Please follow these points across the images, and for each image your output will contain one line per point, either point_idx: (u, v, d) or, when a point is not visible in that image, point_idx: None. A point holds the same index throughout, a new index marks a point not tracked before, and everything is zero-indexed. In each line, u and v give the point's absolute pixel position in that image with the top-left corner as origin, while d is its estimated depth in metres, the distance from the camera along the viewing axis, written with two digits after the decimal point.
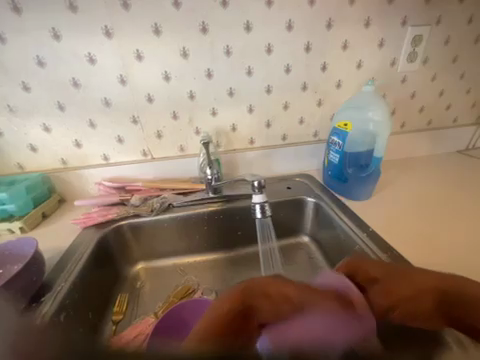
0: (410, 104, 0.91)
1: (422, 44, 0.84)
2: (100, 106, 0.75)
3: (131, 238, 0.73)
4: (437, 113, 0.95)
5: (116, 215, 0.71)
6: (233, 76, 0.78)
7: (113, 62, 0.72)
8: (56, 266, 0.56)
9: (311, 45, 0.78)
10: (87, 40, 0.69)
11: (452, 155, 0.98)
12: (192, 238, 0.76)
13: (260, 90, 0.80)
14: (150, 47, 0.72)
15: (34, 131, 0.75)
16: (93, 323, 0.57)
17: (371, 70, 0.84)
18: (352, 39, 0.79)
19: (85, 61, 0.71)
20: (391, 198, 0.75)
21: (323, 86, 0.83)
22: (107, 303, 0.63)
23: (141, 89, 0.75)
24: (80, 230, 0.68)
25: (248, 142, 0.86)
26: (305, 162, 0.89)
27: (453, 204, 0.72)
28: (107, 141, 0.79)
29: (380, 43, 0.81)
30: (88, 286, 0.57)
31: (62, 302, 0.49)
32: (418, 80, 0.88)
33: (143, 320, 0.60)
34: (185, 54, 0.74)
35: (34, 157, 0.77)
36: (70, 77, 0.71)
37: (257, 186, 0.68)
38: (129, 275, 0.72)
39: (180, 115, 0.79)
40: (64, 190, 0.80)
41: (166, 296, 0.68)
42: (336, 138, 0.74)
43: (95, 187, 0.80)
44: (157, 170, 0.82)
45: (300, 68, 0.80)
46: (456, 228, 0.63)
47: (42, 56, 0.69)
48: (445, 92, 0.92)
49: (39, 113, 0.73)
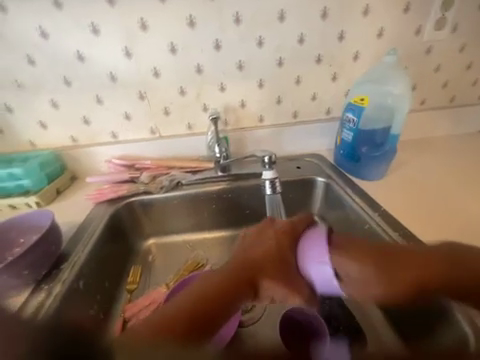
0: (433, 79, 0.84)
1: (452, 9, 0.76)
2: (106, 81, 0.73)
3: (142, 215, 0.74)
4: (462, 89, 0.88)
5: (127, 192, 0.72)
6: (242, 47, 0.73)
7: (118, 32, 0.68)
8: (73, 238, 0.59)
9: (328, 11, 0.72)
10: (89, 9, 0.66)
11: (474, 134, 0.92)
12: (201, 216, 0.78)
13: (271, 63, 0.76)
14: (155, 16, 0.68)
15: (42, 107, 0.75)
16: (109, 291, 0.61)
17: (393, 40, 0.77)
18: (374, 4, 0.72)
19: (89, 31, 0.68)
20: (405, 179, 0.73)
21: (339, 58, 0.77)
22: (121, 273, 0.67)
23: (147, 62, 0.72)
24: (93, 206, 0.70)
25: (257, 120, 0.83)
26: (316, 142, 0.86)
27: (470, 185, 0.69)
28: (115, 118, 0.78)
29: (405, 8, 0.74)
30: (103, 257, 0.60)
31: (80, 271, 0.52)
32: (444, 50, 0.81)
33: (156, 289, 0.63)
34: (192, 23, 0.69)
35: (44, 134, 0.78)
36: (74, 50, 0.69)
37: (267, 162, 0.68)
38: (141, 249, 0.75)
39: (187, 91, 0.77)
40: (75, 167, 0.81)
41: (176, 270, 0.71)
42: (350, 114, 0.70)
43: (105, 165, 0.81)
44: (165, 148, 0.82)
45: (315, 37, 0.74)
46: (472, 209, 0.61)
47: (45, 27, 0.66)
48: (473, 65, 0.84)
49: (47, 88, 0.73)
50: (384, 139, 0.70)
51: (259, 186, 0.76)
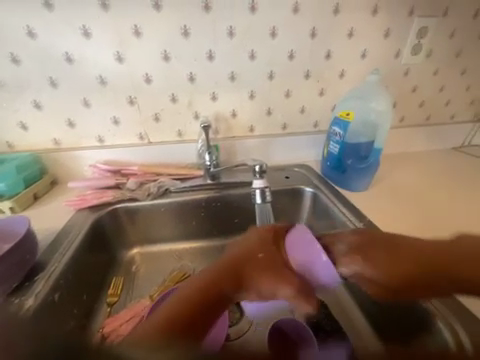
0: (410, 98, 0.91)
1: (426, 37, 0.83)
2: (95, 84, 0.72)
3: (126, 223, 0.72)
4: (436, 109, 0.95)
5: (112, 198, 0.69)
6: (235, 59, 0.75)
7: (110, 37, 0.68)
8: (50, 246, 0.55)
9: (316, 30, 0.76)
10: (82, 13, 0.65)
11: (447, 150, 0.99)
12: (188, 224, 0.76)
13: (262, 76, 0.78)
14: (149, 23, 0.68)
15: (24, 107, 0.71)
16: (87, 305, 0.57)
17: (375, 61, 0.83)
18: (358, 27, 0.77)
19: (80, 34, 0.67)
20: (387, 191, 0.76)
21: (326, 75, 0.81)
22: (101, 285, 0.63)
23: (139, 68, 0.72)
24: (74, 213, 0.67)
25: (247, 130, 0.84)
26: (304, 152, 0.89)
27: (445, 197, 0.74)
28: (102, 122, 0.76)
29: (385, 33, 0.80)
30: (82, 267, 0.56)
31: (56, 282, 0.49)
32: (420, 73, 0.88)
33: (138, 302, 0.60)
34: (186, 33, 0.70)
35: (24, 135, 0.74)
36: (63, 51, 0.67)
37: (258, 171, 0.69)
38: (124, 259, 0.72)
39: (178, 98, 0.77)
40: (56, 171, 0.78)
41: (161, 281, 0.68)
42: (336, 128, 0.74)
43: (89, 170, 0.78)
44: (154, 155, 0.80)
45: (304, 54, 0.78)
46: (449, 220, 0.64)
47: (33, 26, 0.65)
48: (445, 88, 0.92)
49: (30, 88, 0.70)
50: (368, 152, 0.73)
51: (249, 195, 0.76)
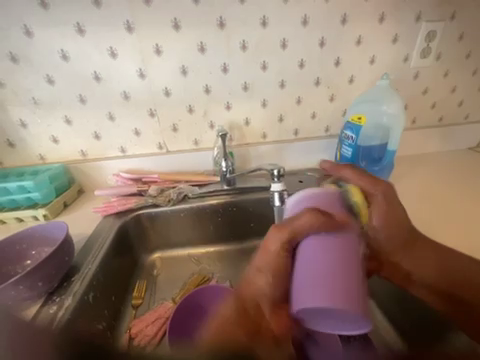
0: (422, 100, 0.92)
1: (435, 40, 0.84)
2: (120, 99, 0.77)
3: (149, 228, 0.75)
4: (449, 110, 0.95)
5: (135, 205, 0.73)
6: (248, 71, 0.79)
7: (133, 56, 0.74)
8: (82, 249, 0.60)
9: (325, 40, 0.79)
10: (109, 36, 0.71)
11: (463, 151, 0.99)
12: (206, 229, 0.78)
13: (274, 86, 0.82)
14: (169, 42, 0.74)
15: (56, 123, 0.78)
16: (115, 307, 0.60)
17: (384, 66, 0.85)
18: (366, 35, 0.80)
19: (107, 55, 0.73)
20: (402, 192, 0.77)
21: (336, 81, 0.84)
22: (127, 288, 0.66)
23: (159, 83, 0.77)
24: (101, 219, 0.71)
25: (260, 136, 0.87)
26: (316, 157, 0.91)
27: (462, 198, 0.73)
28: (125, 133, 0.81)
29: (393, 39, 0.82)
30: (111, 270, 0.60)
31: (90, 282, 0.52)
32: (430, 75, 0.89)
33: (162, 304, 0.63)
34: (203, 49, 0.75)
35: (55, 148, 0.80)
36: (91, 71, 0.74)
37: (276, 175, 0.71)
38: (146, 264, 0.75)
39: (195, 109, 0.81)
40: (83, 181, 0.83)
41: (182, 284, 0.71)
42: (349, 132, 0.75)
43: (112, 179, 0.83)
44: (172, 163, 0.85)
45: (314, 63, 0.81)
46: (468, 221, 0.64)
47: (66, 50, 0.71)
48: (457, 89, 0.92)
49: (62, 105, 0.76)
50: (381, 154, 0.74)
51: (265, 199, 0.78)
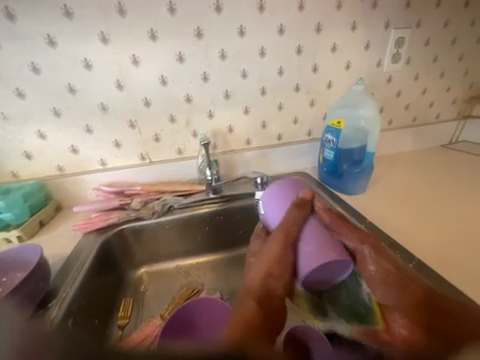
0: (396, 102, 0.96)
1: (404, 46, 0.89)
2: (97, 111, 0.75)
3: (133, 242, 0.72)
4: (421, 110, 1.00)
5: (117, 219, 0.71)
6: (229, 79, 0.80)
7: (110, 67, 0.72)
8: (60, 271, 0.56)
9: (302, 47, 0.81)
10: (83, 47, 0.69)
11: (436, 148, 1.04)
12: (194, 239, 0.77)
13: (255, 92, 0.83)
14: (146, 53, 0.73)
15: (29, 138, 0.74)
16: (99, 330, 0.56)
17: (359, 71, 0.88)
18: (340, 42, 0.83)
19: (82, 67, 0.71)
20: (384, 191, 0.79)
21: (315, 86, 0.86)
22: (111, 308, 0.63)
23: (138, 93, 0.76)
24: (81, 236, 0.68)
25: (244, 143, 0.88)
26: (301, 160, 0.92)
27: (439, 194, 0.77)
28: (105, 146, 0.78)
29: (366, 45, 0.86)
30: (93, 291, 0.57)
31: (69, 307, 0.49)
32: (402, 79, 0.93)
33: (150, 322, 0.60)
34: (181, 59, 0.75)
35: (29, 164, 0.76)
36: (65, 83, 0.71)
37: (260, 183, 0.75)
38: (132, 280, 0.72)
39: (177, 118, 0.80)
40: (62, 197, 0.79)
41: (171, 298, 0.68)
42: (330, 136, 0.77)
43: (93, 193, 0.80)
44: (156, 173, 0.83)
45: (293, 69, 0.83)
46: (445, 216, 0.67)
47: (37, 62, 0.68)
48: (428, 90, 0.98)
49: (34, 119, 0.73)
50: (361, 156, 0.77)
51: (252, 206, 0.78)
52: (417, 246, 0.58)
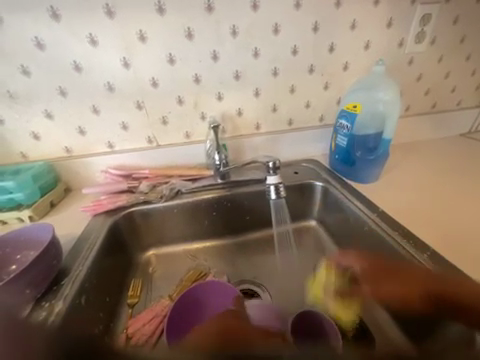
0: (416, 87, 0.91)
1: (430, 24, 0.82)
2: (104, 91, 0.73)
3: (142, 225, 0.73)
4: (442, 96, 0.94)
5: (126, 202, 0.71)
6: (240, 59, 0.76)
7: (116, 45, 0.69)
8: (72, 251, 0.57)
9: (319, 25, 0.76)
10: (88, 21, 0.66)
11: (455, 137, 0.99)
12: (201, 224, 0.77)
13: (267, 74, 0.79)
14: (153, 28, 0.69)
15: (36, 118, 0.73)
16: (110, 308, 0.58)
17: (379, 52, 0.82)
18: (361, 20, 0.77)
19: (87, 43, 0.68)
20: (397, 181, 0.76)
21: (331, 68, 0.82)
22: (121, 288, 0.64)
23: (145, 73, 0.73)
24: (91, 218, 0.68)
25: (254, 127, 0.85)
26: (311, 147, 0.89)
27: (456, 184, 0.73)
28: (112, 128, 0.77)
29: (388, 23, 0.79)
30: (103, 270, 0.58)
31: (81, 285, 0.50)
32: (424, 61, 0.87)
33: (158, 302, 0.62)
34: (190, 35, 0.71)
35: (37, 145, 0.75)
36: (70, 60, 0.69)
37: (271, 168, 0.68)
38: (141, 261, 0.73)
39: (185, 100, 0.77)
40: (70, 178, 0.79)
41: (179, 280, 0.70)
42: (344, 121, 0.74)
43: (101, 175, 0.80)
44: (164, 157, 0.82)
45: (307, 49, 0.78)
46: (463, 208, 0.64)
47: (41, 37, 0.66)
48: (451, 74, 0.91)
49: (41, 98, 0.71)
50: (377, 143, 0.73)
51: (260, 192, 0.77)
52: (430, 235, 0.56)
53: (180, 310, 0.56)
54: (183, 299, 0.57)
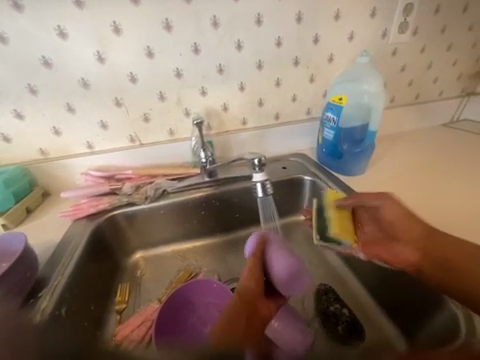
0: (400, 78, 0.91)
1: (413, 14, 0.82)
2: (78, 88, 0.68)
3: (127, 228, 0.70)
4: (425, 87, 0.96)
5: (108, 205, 0.67)
6: (222, 51, 0.73)
7: (88, 38, 0.64)
8: (51, 259, 0.54)
9: (303, 15, 0.74)
10: (56, 12, 0.61)
11: (438, 127, 1.01)
12: (190, 223, 0.75)
13: (251, 67, 0.77)
14: (128, 19, 0.65)
15: (5, 119, 0.68)
16: (95, 316, 0.56)
17: (363, 43, 0.82)
18: (344, 9, 0.76)
19: (56, 36, 0.63)
20: (384, 172, 0.77)
21: (316, 60, 0.80)
22: (108, 294, 0.62)
23: (123, 68, 0.69)
24: (71, 223, 0.65)
25: (240, 123, 0.83)
26: (299, 141, 0.88)
27: (441, 174, 0.75)
28: (90, 127, 0.73)
29: (372, 13, 0.78)
30: (86, 278, 0.56)
31: (61, 296, 0.48)
32: (407, 52, 0.87)
33: (147, 306, 0.60)
34: (169, 27, 0.67)
35: (8, 148, 0.70)
36: (39, 55, 0.64)
37: (258, 165, 0.67)
38: (128, 265, 0.71)
39: (167, 96, 0.74)
40: (48, 183, 0.75)
41: (169, 282, 0.68)
42: (330, 113, 0.73)
43: (81, 178, 0.76)
44: (148, 157, 0.78)
45: (292, 40, 0.76)
46: (447, 197, 0.66)
47: (3, 30, 0.60)
48: (433, 65, 0.92)
49: (8, 97, 0.66)
50: (363, 135, 0.73)
51: (249, 189, 0.75)
52: None
53: (170, 309, 0.55)
54: (175, 299, 0.56)
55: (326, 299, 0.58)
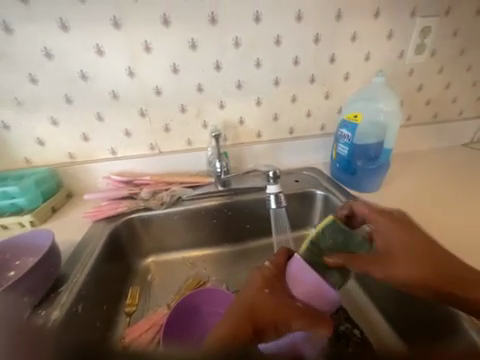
0: (417, 97, 0.91)
1: (430, 36, 0.84)
2: (108, 99, 0.74)
3: (142, 232, 0.73)
4: (443, 106, 0.95)
5: (127, 208, 0.71)
6: (242, 68, 0.77)
7: (122, 55, 0.71)
8: (71, 257, 0.57)
9: (320, 36, 0.77)
10: (95, 32, 0.68)
11: (457, 147, 0.99)
12: (201, 231, 0.76)
13: (269, 84, 0.80)
14: (158, 39, 0.71)
15: (42, 124, 0.74)
16: (107, 316, 0.58)
17: (380, 63, 0.84)
18: (361, 31, 0.79)
19: (93, 52, 0.70)
20: (400, 190, 0.76)
21: (332, 78, 0.83)
22: (119, 295, 0.64)
23: (150, 82, 0.74)
24: (91, 224, 0.68)
25: (255, 136, 0.85)
26: (313, 156, 0.89)
27: (460, 195, 0.72)
28: (115, 135, 0.78)
29: (388, 35, 0.81)
30: (102, 277, 0.58)
31: (79, 293, 0.50)
32: (424, 72, 0.88)
33: (156, 311, 0.61)
34: (194, 46, 0.73)
35: (41, 151, 0.77)
36: (77, 69, 0.70)
37: (271, 177, 0.68)
38: (140, 268, 0.73)
39: (188, 108, 0.79)
40: (72, 184, 0.80)
41: (178, 288, 0.69)
42: (345, 130, 0.73)
43: (103, 181, 0.80)
44: (166, 164, 0.82)
45: (309, 59, 0.79)
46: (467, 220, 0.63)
47: (49, 47, 0.68)
48: (452, 85, 0.92)
49: (46, 105, 0.73)
50: (378, 153, 0.73)
51: (261, 200, 0.76)
52: None
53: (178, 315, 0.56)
54: (181, 306, 0.57)
55: (337, 317, 0.57)
